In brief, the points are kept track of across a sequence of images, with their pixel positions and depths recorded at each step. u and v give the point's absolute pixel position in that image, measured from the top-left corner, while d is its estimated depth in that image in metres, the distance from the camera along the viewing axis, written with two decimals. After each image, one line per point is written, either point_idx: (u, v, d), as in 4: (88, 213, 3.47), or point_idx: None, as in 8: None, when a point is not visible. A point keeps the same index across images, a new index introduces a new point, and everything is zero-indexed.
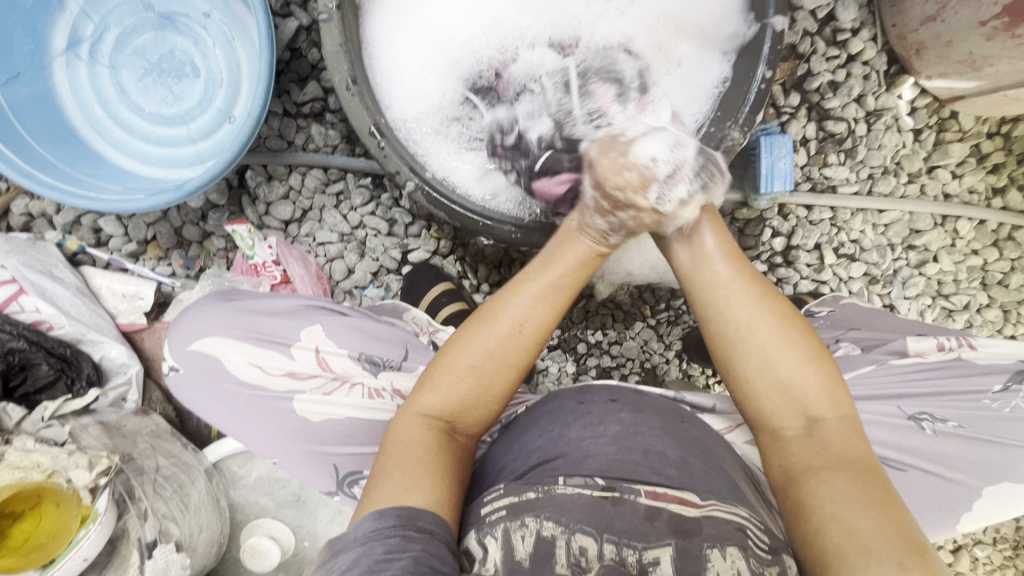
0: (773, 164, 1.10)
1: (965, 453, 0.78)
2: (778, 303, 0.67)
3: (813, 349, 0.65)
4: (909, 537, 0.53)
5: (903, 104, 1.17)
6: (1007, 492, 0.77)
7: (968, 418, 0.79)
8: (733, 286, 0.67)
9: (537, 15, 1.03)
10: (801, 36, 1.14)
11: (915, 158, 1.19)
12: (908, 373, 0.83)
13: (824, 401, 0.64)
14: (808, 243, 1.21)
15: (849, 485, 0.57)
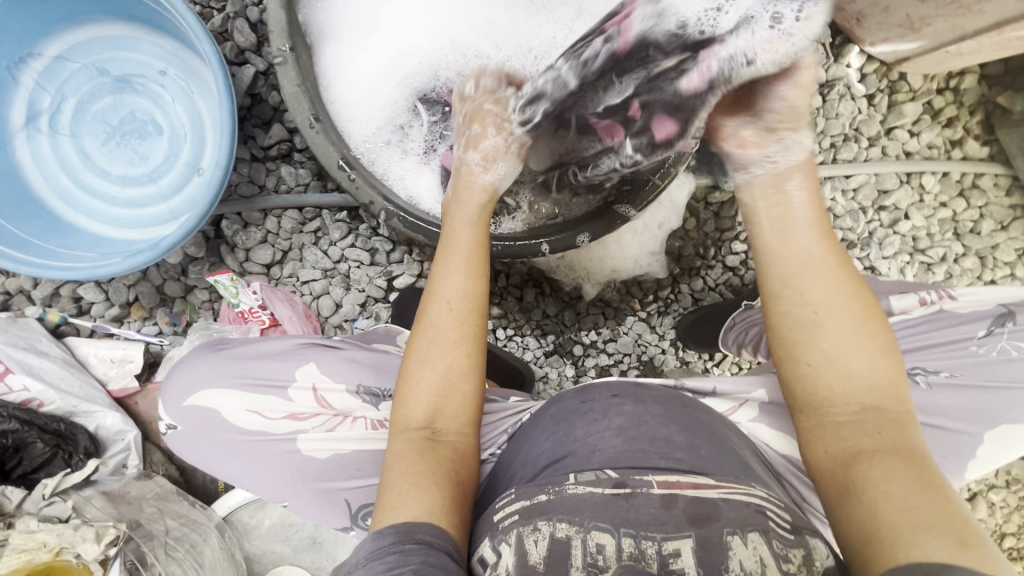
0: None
1: (965, 403, 0.79)
2: (855, 284, 0.65)
3: (882, 339, 0.62)
4: (972, 526, 0.49)
5: (852, 72, 1.21)
6: (1004, 436, 0.78)
7: (960, 367, 0.80)
8: (817, 266, 0.64)
9: (499, 37, 0.99)
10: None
11: (874, 122, 1.22)
12: (895, 331, 0.84)
13: (889, 392, 0.60)
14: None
15: (909, 467, 0.54)
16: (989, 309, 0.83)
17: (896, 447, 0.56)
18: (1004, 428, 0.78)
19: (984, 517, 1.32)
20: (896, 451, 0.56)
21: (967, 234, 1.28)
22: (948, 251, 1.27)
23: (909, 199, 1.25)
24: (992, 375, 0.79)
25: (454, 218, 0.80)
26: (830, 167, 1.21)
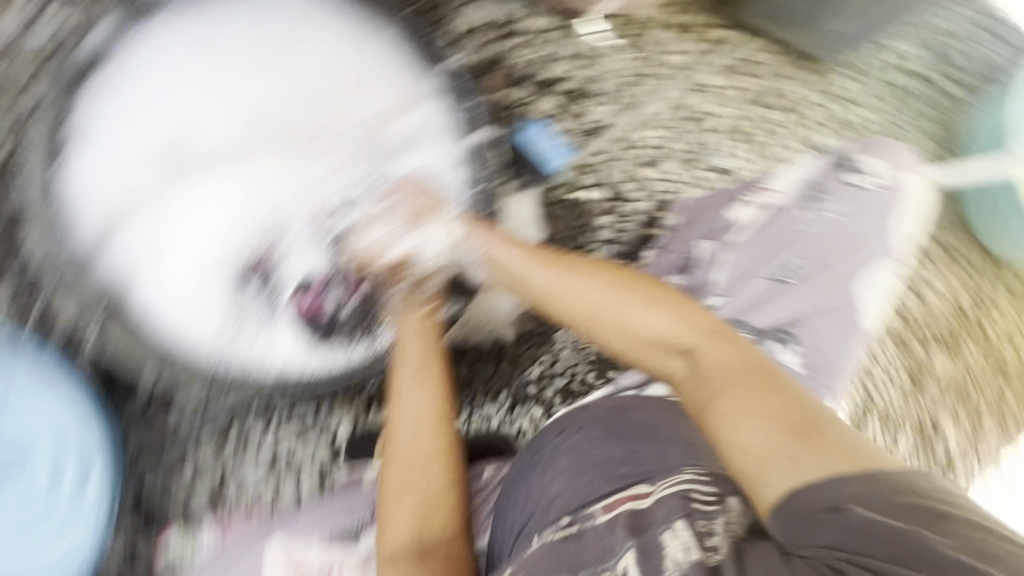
0: (550, 145, 1.04)
1: (828, 269, 0.90)
2: (600, 271, 0.76)
3: (651, 296, 0.73)
4: (810, 427, 0.58)
5: (590, 33, 1.04)
6: (876, 278, 0.92)
7: (802, 235, 0.93)
8: (554, 284, 0.77)
9: (274, 190, 0.90)
10: (468, 30, 1.00)
11: (671, 38, 1.08)
12: (753, 239, 0.94)
13: (685, 334, 0.69)
14: (643, 186, 1.10)
15: (742, 395, 0.62)
16: (802, 184, 0.98)
17: (720, 378, 0.65)
18: (873, 271, 0.91)
19: None
20: (723, 391, 0.63)
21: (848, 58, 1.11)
22: (835, 91, 1.13)
23: (755, 77, 1.11)
24: (833, 236, 0.92)
25: (405, 332, 0.89)
26: None
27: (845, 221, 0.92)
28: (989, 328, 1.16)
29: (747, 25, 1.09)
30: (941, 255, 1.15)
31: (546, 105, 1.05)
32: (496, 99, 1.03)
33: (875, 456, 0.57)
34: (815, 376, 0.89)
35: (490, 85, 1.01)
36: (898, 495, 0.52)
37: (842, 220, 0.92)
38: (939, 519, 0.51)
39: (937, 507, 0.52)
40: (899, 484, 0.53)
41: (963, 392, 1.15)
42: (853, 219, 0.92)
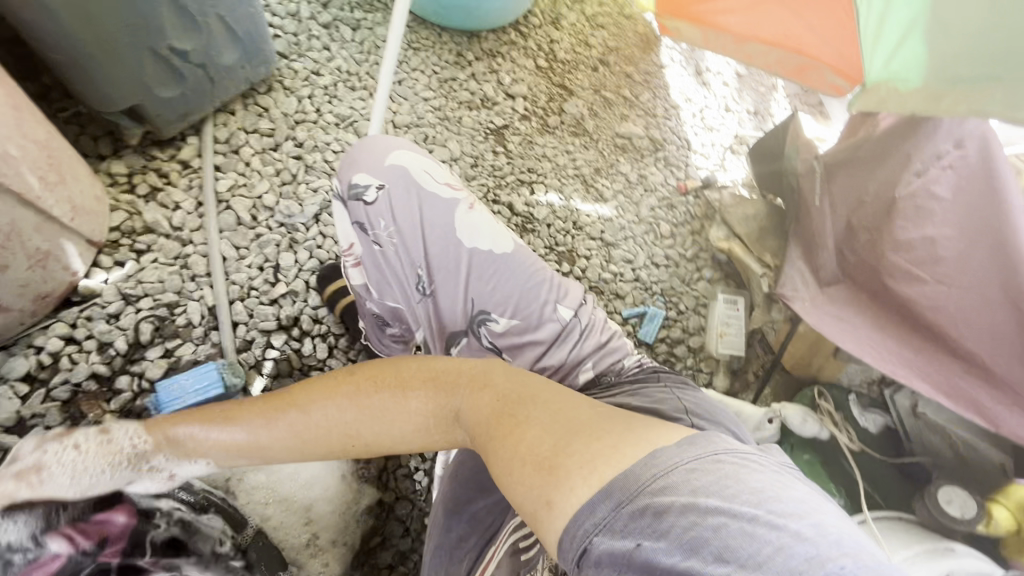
0: (194, 386, 0.99)
1: (435, 254, 0.80)
2: (343, 387, 0.66)
3: (399, 381, 0.65)
4: (558, 451, 0.49)
5: (114, 282, 1.06)
6: (462, 227, 0.81)
7: (405, 248, 0.81)
8: (290, 423, 0.66)
9: None
10: (32, 389, 0.97)
11: (188, 214, 1.16)
12: (378, 284, 0.85)
13: (447, 399, 0.63)
14: (295, 299, 1.16)
15: (497, 448, 0.53)
16: (355, 210, 0.83)
17: (479, 438, 0.56)
18: (457, 227, 0.80)
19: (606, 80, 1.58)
20: (488, 435, 0.55)
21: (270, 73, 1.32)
22: (309, 96, 1.35)
23: (298, 148, 1.29)
24: (409, 234, 0.80)
25: None
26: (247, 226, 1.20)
27: (397, 219, 0.80)
28: (583, 85, 1.55)
29: (200, 142, 1.22)
30: (519, 114, 1.46)
31: (155, 354, 1.04)
32: (108, 400, 1.00)
33: (637, 438, 0.48)
34: (524, 321, 0.82)
35: (92, 402, 0.98)
36: (626, 508, 0.43)
37: (397, 220, 0.80)
38: (657, 513, 0.42)
39: (660, 499, 0.43)
40: (643, 479, 0.44)
41: (621, 153, 1.49)
42: (397, 208, 0.80)
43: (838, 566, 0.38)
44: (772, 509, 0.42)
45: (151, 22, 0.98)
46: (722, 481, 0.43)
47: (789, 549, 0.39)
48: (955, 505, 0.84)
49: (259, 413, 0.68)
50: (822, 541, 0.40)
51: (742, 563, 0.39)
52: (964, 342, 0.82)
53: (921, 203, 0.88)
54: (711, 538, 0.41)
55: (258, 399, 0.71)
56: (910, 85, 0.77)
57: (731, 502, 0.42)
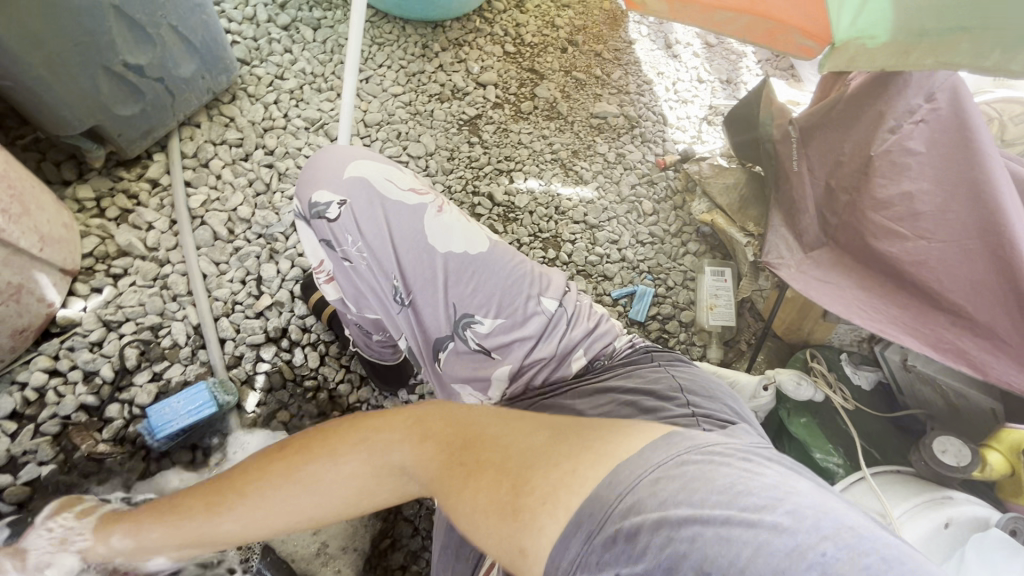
0: (186, 407, 0.97)
1: (409, 263, 0.79)
2: (273, 466, 0.57)
3: (320, 451, 0.56)
4: (518, 494, 0.47)
5: (93, 309, 1.04)
6: (433, 233, 0.80)
7: (379, 261, 0.79)
8: (225, 514, 0.58)
9: None
10: (20, 425, 0.95)
11: (162, 233, 1.13)
12: (354, 293, 0.87)
13: (379, 458, 0.55)
14: (281, 309, 1.14)
15: (457, 501, 0.50)
16: (318, 228, 0.81)
17: (437, 490, 0.53)
18: (428, 234, 0.80)
19: (574, 57, 1.56)
20: (449, 489, 0.51)
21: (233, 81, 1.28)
22: (275, 102, 1.32)
23: (269, 156, 1.26)
24: (379, 246, 0.78)
25: None
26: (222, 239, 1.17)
27: (364, 234, 0.78)
28: (553, 68, 1.53)
29: (167, 158, 1.19)
30: (491, 102, 1.44)
31: (143, 378, 1.02)
32: (100, 429, 0.98)
33: (595, 457, 0.47)
34: (510, 318, 0.81)
35: (83, 433, 0.96)
36: (598, 538, 0.43)
37: (364, 234, 0.78)
38: (630, 535, 0.42)
39: (630, 521, 0.43)
40: (610, 502, 0.44)
41: (596, 133, 1.48)
42: (363, 222, 0.78)
43: (819, 553, 0.39)
44: (745, 506, 0.42)
45: (101, 39, 0.95)
46: (688, 488, 0.43)
47: (768, 547, 0.40)
48: (950, 454, 0.85)
49: (201, 501, 0.60)
50: (801, 528, 0.40)
51: (723, 571, 0.40)
52: (949, 296, 0.83)
53: (897, 158, 0.88)
54: (688, 550, 0.41)
55: (198, 487, 0.62)
56: (877, 41, 0.76)
57: (701, 510, 0.42)
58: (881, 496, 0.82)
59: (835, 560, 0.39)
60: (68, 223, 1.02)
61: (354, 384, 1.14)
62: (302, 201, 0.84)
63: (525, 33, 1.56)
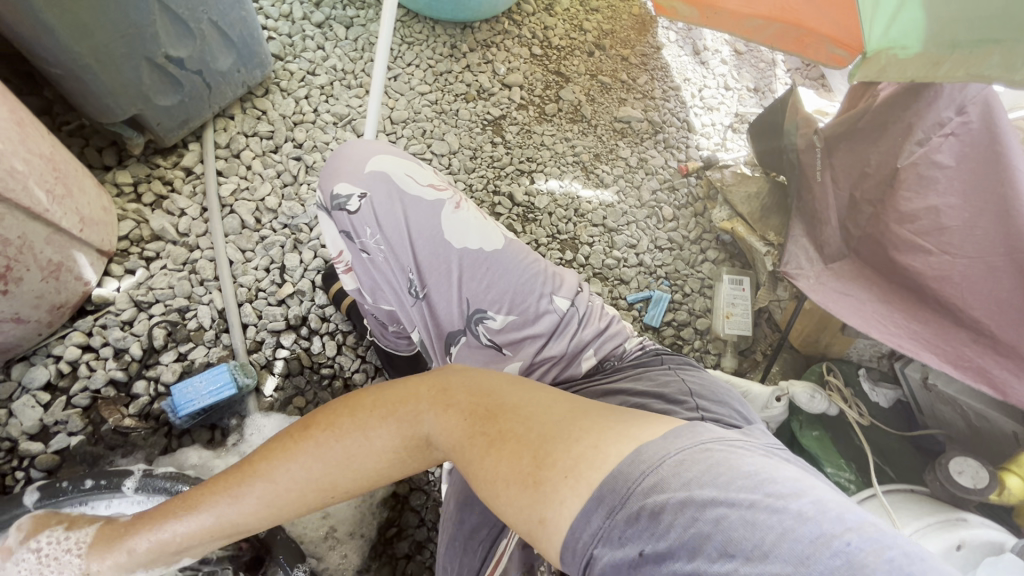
0: (207, 388, 1.01)
1: (425, 257, 0.81)
2: (296, 445, 0.58)
3: (344, 422, 0.58)
4: (540, 465, 0.48)
5: (126, 289, 1.09)
6: (451, 229, 0.81)
7: (395, 254, 0.81)
8: (247, 501, 0.59)
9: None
10: (53, 397, 1.00)
11: (193, 220, 1.17)
12: (369, 284, 0.89)
13: (402, 428, 0.57)
14: (302, 298, 1.17)
15: (478, 470, 0.52)
16: (339, 220, 0.84)
17: (459, 460, 0.54)
18: (445, 229, 0.81)
19: (601, 60, 1.57)
20: (471, 459, 0.53)
21: (266, 75, 1.33)
22: (305, 97, 1.36)
23: (298, 150, 1.30)
24: (396, 239, 0.80)
25: None
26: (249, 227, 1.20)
27: (383, 227, 0.80)
28: (579, 71, 1.53)
29: (201, 148, 1.24)
30: (516, 104, 1.46)
31: (169, 358, 1.06)
32: (127, 405, 1.02)
33: (620, 435, 0.49)
34: (522, 315, 0.82)
35: (111, 407, 1.01)
36: (620, 515, 0.44)
37: (383, 227, 0.80)
38: (653, 514, 0.44)
39: (652, 499, 0.44)
40: (633, 478, 0.45)
41: (619, 138, 1.48)
42: (382, 215, 0.80)
43: (844, 542, 0.40)
44: (770, 492, 0.43)
45: (145, 31, 0.99)
46: (714, 470, 0.44)
47: (794, 533, 0.40)
48: (967, 476, 0.82)
49: (223, 488, 0.60)
50: (824, 519, 0.41)
51: (748, 555, 0.41)
52: (972, 313, 0.81)
53: (924, 171, 0.86)
54: (712, 532, 0.42)
55: (219, 475, 0.62)
56: (909, 52, 0.74)
57: (727, 492, 0.43)
58: (892, 514, 0.81)
59: (860, 550, 0.39)
60: (107, 206, 1.07)
61: (369, 374, 1.17)
62: (324, 192, 0.86)
63: (553, 35, 1.57)
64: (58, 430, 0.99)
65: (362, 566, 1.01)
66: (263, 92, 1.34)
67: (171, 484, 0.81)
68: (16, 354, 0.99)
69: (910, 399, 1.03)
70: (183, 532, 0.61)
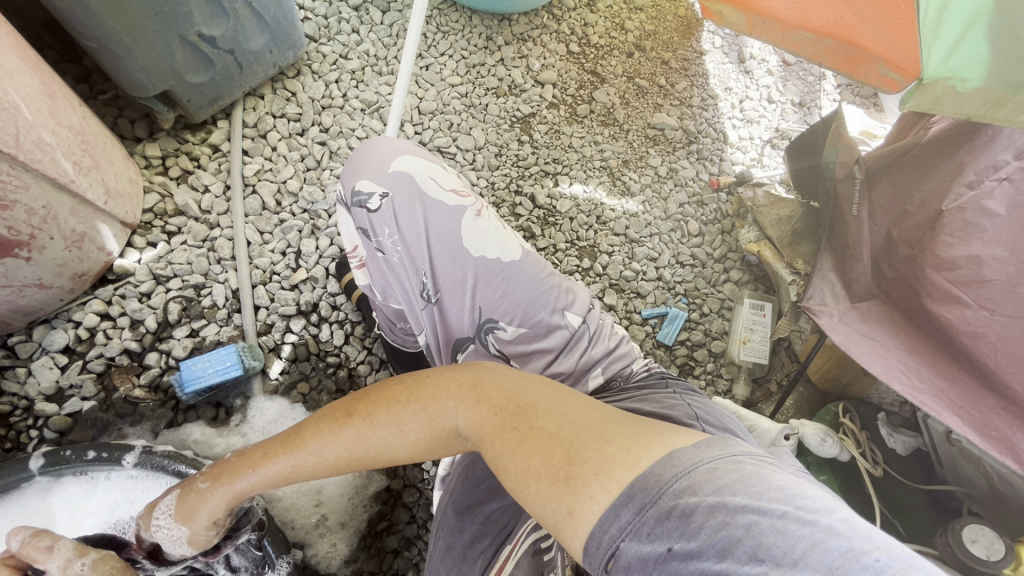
0: (214, 367, 1.03)
1: (441, 263, 0.79)
2: (341, 429, 0.60)
3: (381, 407, 0.59)
4: (572, 460, 0.48)
5: (147, 262, 1.11)
6: (469, 236, 0.80)
7: (410, 259, 0.80)
8: (300, 467, 0.63)
9: (22, 495, 0.82)
10: (70, 360, 1.03)
11: (216, 197, 1.19)
12: (379, 281, 0.88)
13: (436, 419, 0.58)
14: (314, 285, 1.18)
15: (508, 461, 0.51)
16: (357, 216, 0.82)
17: (486, 450, 0.55)
18: (464, 235, 0.80)
19: (640, 63, 1.51)
20: (499, 451, 0.52)
21: (299, 57, 1.32)
22: (336, 81, 1.35)
23: (323, 134, 1.30)
24: (414, 242, 0.79)
25: None
26: (269, 209, 1.21)
27: (403, 229, 0.79)
28: (616, 72, 1.48)
29: (229, 126, 1.24)
30: (547, 102, 1.42)
31: (181, 333, 1.08)
32: (138, 375, 1.05)
33: (650, 440, 0.48)
34: (533, 329, 0.81)
35: (123, 376, 1.04)
36: (651, 511, 0.43)
37: (401, 229, 0.79)
38: (684, 514, 0.42)
39: (684, 500, 0.43)
40: (666, 479, 0.44)
41: (651, 145, 1.43)
42: (402, 217, 0.79)
43: (874, 559, 0.38)
44: (801, 505, 0.41)
45: (180, 9, 0.99)
46: (746, 479, 0.43)
47: (824, 544, 0.39)
48: (981, 545, 0.79)
49: (280, 457, 0.64)
50: (855, 535, 0.40)
51: (777, 561, 0.39)
52: (1006, 379, 0.72)
53: (971, 218, 0.78)
54: (744, 536, 0.41)
55: (273, 442, 0.66)
56: (967, 85, 0.70)
57: (760, 501, 0.42)
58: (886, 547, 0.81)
59: (889, 567, 0.37)
60: (133, 180, 1.09)
61: (373, 367, 1.18)
62: (343, 189, 0.85)
63: (591, 33, 1.51)
64: (70, 392, 1.02)
65: (350, 557, 1.02)
66: (293, 72, 1.33)
67: (168, 463, 0.82)
68: (38, 315, 1.02)
69: (930, 449, 0.98)
70: (250, 483, 0.66)
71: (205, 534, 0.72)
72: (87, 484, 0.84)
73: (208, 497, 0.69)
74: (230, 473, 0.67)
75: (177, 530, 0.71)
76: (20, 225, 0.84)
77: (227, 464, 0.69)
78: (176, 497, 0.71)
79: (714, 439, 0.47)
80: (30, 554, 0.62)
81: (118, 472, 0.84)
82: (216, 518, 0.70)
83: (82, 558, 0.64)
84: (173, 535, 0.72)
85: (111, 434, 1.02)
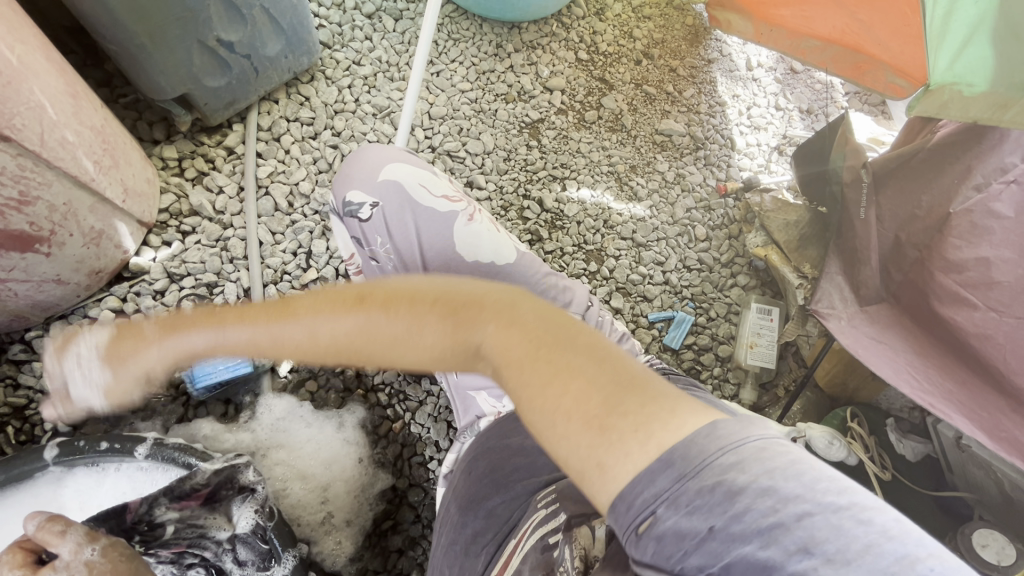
0: (225, 363, 1.04)
1: (434, 271, 0.81)
2: (348, 310, 0.55)
3: (399, 305, 0.53)
4: (612, 409, 0.42)
5: (162, 260, 1.13)
6: (462, 242, 0.81)
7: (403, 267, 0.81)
8: (279, 336, 0.57)
9: (37, 485, 0.84)
10: None
11: (230, 198, 1.21)
12: (374, 286, 0.90)
13: (455, 334, 0.52)
14: (324, 285, 1.20)
15: (535, 394, 0.45)
16: (350, 226, 0.84)
17: (508, 384, 0.48)
18: (457, 242, 0.81)
19: (647, 70, 1.52)
20: (524, 386, 0.46)
21: (313, 63, 1.35)
22: (348, 86, 1.38)
23: (336, 138, 1.32)
24: (407, 252, 0.80)
25: None
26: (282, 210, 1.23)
27: (394, 239, 0.80)
28: (624, 79, 1.50)
29: (244, 129, 1.27)
30: (556, 108, 1.44)
31: None
32: None
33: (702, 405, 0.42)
34: None
35: None
36: (692, 482, 0.37)
37: (393, 239, 0.80)
38: (729, 493, 0.36)
39: (730, 477, 0.37)
40: (709, 451, 0.38)
41: (658, 151, 1.44)
42: (393, 227, 0.80)
43: (928, 568, 0.32)
44: (856, 500, 0.35)
45: (200, 15, 1.02)
46: (797, 464, 0.37)
47: (878, 547, 0.33)
48: (992, 550, 0.78)
49: (260, 318, 0.58)
50: (910, 538, 0.34)
51: (830, 557, 0.33)
52: (1014, 380, 0.72)
53: (978, 220, 0.78)
54: (794, 527, 0.34)
55: (257, 305, 0.60)
56: (973, 90, 0.70)
57: (814, 490, 0.35)
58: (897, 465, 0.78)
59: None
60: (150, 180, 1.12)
61: None
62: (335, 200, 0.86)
63: (599, 41, 1.53)
64: None
65: (355, 555, 1.02)
66: (307, 78, 1.36)
67: (179, 455, 0.84)
68: (55, 311, 1.04)
69: (940, 455, 0.97)
70: (213, 341, 0.60)
71: (127, 386, 0.63)
72: (99, 475, 0.86)
73: (159, 341, 0.61)
74: (204, 317, 0.61)
75: (90, 394, 0.63)
76: (41, 221, 0.87)
77: (199, 312, 0.62)
78: (103, 341, 0.63)
79: (753, 418, 0.41)
80: (43, 538, 0.63)
81: (128, 465, 0.85)
82: (155, 373, 0.63)
83: (91, 544, 0.64)
84: (82, 372, 0.63)
85: (122, 428, 1.03)
